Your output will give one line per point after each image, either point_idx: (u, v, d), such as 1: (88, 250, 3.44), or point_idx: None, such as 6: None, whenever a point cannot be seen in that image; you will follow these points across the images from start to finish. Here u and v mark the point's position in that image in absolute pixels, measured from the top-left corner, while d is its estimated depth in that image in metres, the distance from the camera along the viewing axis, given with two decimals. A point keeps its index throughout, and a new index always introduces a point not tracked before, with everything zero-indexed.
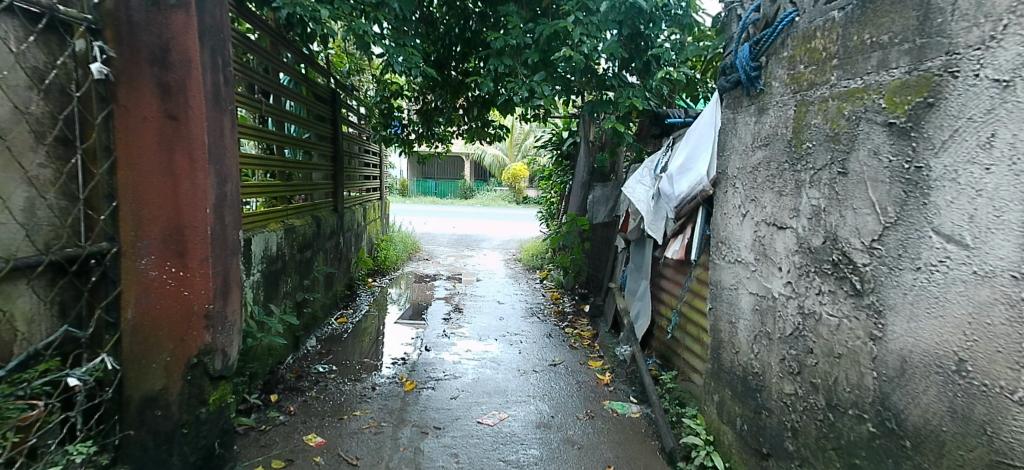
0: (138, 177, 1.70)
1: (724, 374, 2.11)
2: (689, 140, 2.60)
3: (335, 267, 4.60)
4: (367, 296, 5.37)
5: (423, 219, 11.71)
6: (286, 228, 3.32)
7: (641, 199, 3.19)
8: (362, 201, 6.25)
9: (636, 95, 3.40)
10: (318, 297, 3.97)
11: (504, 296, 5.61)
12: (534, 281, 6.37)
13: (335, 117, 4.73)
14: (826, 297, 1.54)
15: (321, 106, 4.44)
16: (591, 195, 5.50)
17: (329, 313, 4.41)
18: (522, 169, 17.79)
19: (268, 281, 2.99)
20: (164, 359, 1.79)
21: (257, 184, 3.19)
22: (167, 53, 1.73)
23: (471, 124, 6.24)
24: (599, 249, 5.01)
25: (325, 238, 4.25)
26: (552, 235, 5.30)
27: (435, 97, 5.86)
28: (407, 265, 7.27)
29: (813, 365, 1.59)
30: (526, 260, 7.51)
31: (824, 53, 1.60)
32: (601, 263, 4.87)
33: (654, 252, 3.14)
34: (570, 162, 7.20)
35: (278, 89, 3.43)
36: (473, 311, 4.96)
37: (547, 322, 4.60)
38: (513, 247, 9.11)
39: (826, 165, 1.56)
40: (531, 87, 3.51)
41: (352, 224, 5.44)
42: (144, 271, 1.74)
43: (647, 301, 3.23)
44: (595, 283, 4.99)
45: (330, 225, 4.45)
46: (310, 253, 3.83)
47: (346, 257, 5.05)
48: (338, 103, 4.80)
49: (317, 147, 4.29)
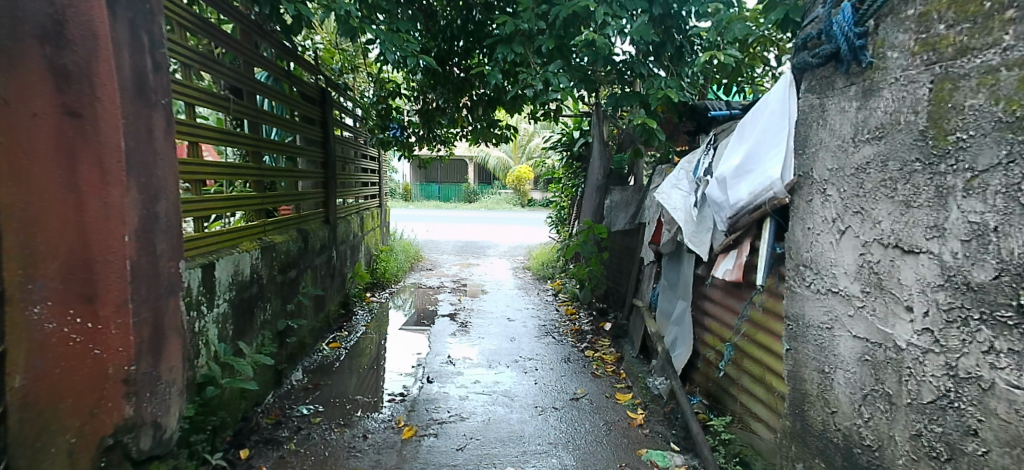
0: (26, 197, 1.22)
1: (812, 439, 1.63)
2: (745, 135, 2.12)
3: (327, 284, 4.14)
4: (364, 314, 4.90)
5: (427, 225, 11.25)
6: (265, 246, 2.86)
7: (679, 206, 2.71)
8: (359, 209, 5.79)
9: (669, 85, 2.87)
10: (305, 321, 3.50)
11: (515, 312, 5.13)
12: (546, 293, 5.88)
13: (326, 119, 4.27)
14: (1011, 360, 1.05)
15: (309, 106, 3.98)
16: (608, 201, 5.01)
17: (320, 337, 3.95)
18: (527, 172, 17.34)
19: (240, 311, 2.53)
20: (67, 441, 1.32)
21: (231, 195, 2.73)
22: (63, 25, 1.23)
23: (475, 125, 5.77)
24: (621, 260, 4.51)
25: (314, 253, 3.79)
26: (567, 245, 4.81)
27: (436, 96, 5.40)
28: (409, 277, 6.80)
29: (986, 456, 1.11)
30: (535, 269, 7.02)
31: (988, 3, 1.12)
32: (623, 276, 4.38)
33: (696, 269, 2.66)
34: (582, 164, 6.72)
35: (255, 86, 2.96)
36: (481, 330, 4.47)
37: (564, 343, 4.11)
38: (521, 255, 8.63)
39: (1001, 164, 1.08)
40: (546, 78, 3.03)
41: (348, 235, 4.98)
42: (38, 324, 1.26)
43: (687, 327, 2.74)
44: (616, 298, 4.50)
45: (321, 239, 3.99)
46: (296, 272, 3.37)
47: (340, 273, 4.59)
48: (329, 102, 4.34)
49: (304, 152, 3.83)
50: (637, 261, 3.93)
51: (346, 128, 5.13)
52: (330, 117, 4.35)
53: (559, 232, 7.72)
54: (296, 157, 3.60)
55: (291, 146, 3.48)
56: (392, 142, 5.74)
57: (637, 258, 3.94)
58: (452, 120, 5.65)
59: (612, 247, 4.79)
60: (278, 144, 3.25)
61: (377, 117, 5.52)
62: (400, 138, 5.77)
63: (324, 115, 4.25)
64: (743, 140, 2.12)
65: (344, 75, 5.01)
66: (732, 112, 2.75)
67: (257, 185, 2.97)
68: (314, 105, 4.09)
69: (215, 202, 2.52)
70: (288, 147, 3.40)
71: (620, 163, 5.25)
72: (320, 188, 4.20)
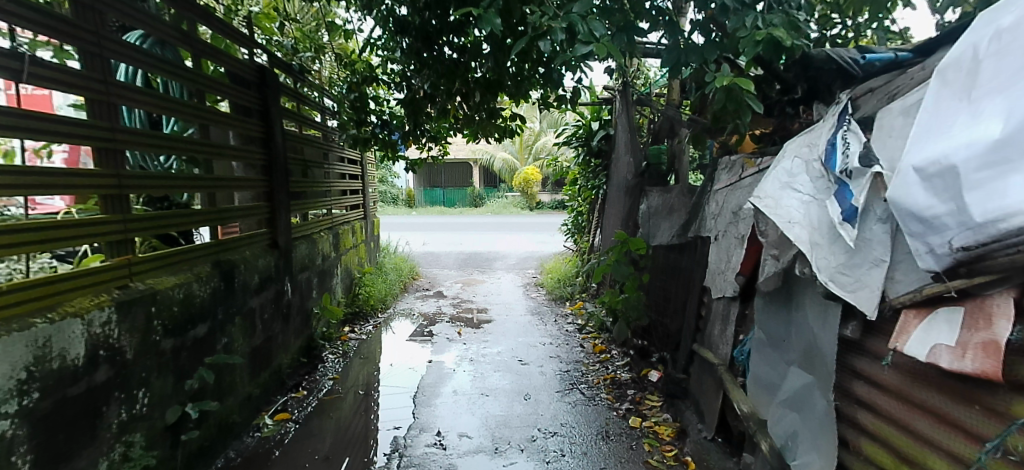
0: None
1: None
2: (995, 80, 1.09)
3: (275, 329, 3.09)
4: (336, 359, 3.84)
5: (425, 235, 10.19)
6: (135, 299, 1.79)
7: (801, 220, 1.62)
8: (334, 224, 4.74)
9: (774, 21, 1.78)
10: (228, 394, 2.44)
11: (528, 350, 4.03)
12: (567, 322, 4.77)
13: (270, 108, 3.21)
14: None
15: (242, 91, 2.93)
16: (646, 206, 3.92)
17: (264, 405, 2.89)
18: (534, 174, 16.33)
19: (62, 421, 1.49)
20: None
21: (77, 221, 1.65)
22: None
23: (472, 117, 4.70)
24: (668, 285, 3.41)
25: (249, 292, 2.73)
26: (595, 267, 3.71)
27: (422, 81, 4.35)
28: (400, 302, 5.74)
29: None
30: (549, 288, 5.92)
31: None
32: (673, 307, 3.27)
33: (846, 332, 1.56)
34: (601, 161, 5.65)
35: (114, 49, 1.87)
36: (484, 383, 3.37)
37: (597, 405, 3.00)
38: (533, 268, 7.52)
39: None
40: (570, 22, 1.97)
41: (314, 259, 3.93)
42: None
43: (826, 424, 1.64)
44: (664, 337, 3.39)
45: (264, 270, 2.93)
46: (212, 324, 2.30)
47: (300, 310, 3.53)
48: (275, 87, 3.28)
49: (229, 153, 2.77)
50: (701, 290, 2.84)
51: (308, 124, 4.09)
52: (277, 107, 3.30)
53: (576, 241, 6.64)
54: (214, 158, 2.54)
55: (203, 144, 2.41)
56: (372, 140, 4.68)
57: (700, 286, 2.84)
58: (443, 112, 4.59)
59: (654, 267, 3.67)
60: (173, 140, 2.17)
61: (350, 109, 4.47)
62: (381, 136, 4.71)
63: (269, 103, 3.20)
64: (987, 91, 1.10)
65: (303, 55, 3.97)
66: (896, 53, 1.71)
67: (117, 202, 1.83)
68: (250, 90, 3.04)
69: (11, 235, 1.46)
70: (195, 145, 2.34)
71: (657, 157, 4.15)
72: (264, 202, 3.15)
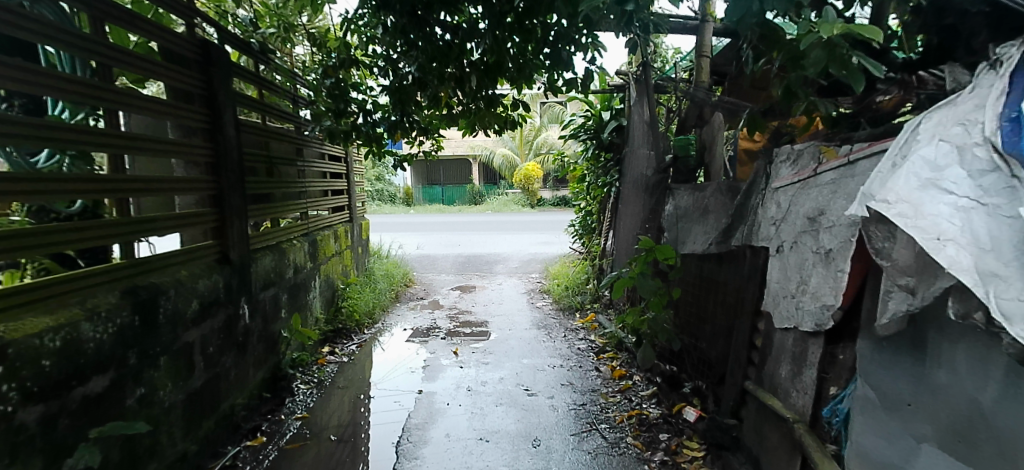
0: None
1: None
2: None
3: (226, 363, 2.53)
4: (310, 389, 3.28)
5: (421, 236, 9.63)
6: None
7: (961, 235, 1.08)
8: (308, 230, 4.17)
9: None
10: (147, 461, 1.87)
11: (536, 377, 3.47)
12: (578, 338, 4.22)
13: (216, 92, 2.61)
14: None
15: (176, 70, 2.35)
16: (672, 207, 3.34)
17: (208, 460, 2.32)
18: (535, 170, 15.80)
19: None
20: None
21: None
22: None
23: (468, 107, 4.12)
24: (705, 301, 2.84)
25: (185, 323, 2.16)
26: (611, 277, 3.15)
27: (408, 63, 3.76)
28: (391, 314, 5.19)
29: None
30: (556, 297, 5.34)
31: None
32: (714, 329, 2.70)
33: None
34: (613, 155, 5.09)
35: None
36: (483, 422, 2.80)
37: (623, 454, 2.42)
38: (537, 273, 6.94)
39: None
40: None
41: (281, 273, 3.36)
42: None
43: None
44: (701, 364, 2.82)
45: (208, 292, 2.36)
46: (122, 373, 1.75)
47: (260, 335, 2.97)
48: (225, 67, 2.70)
49: (152, 148, 2.19)
50: (755, 314, 2.27)
51: (274, 115, 3.52)
52: (229, 92, 2.72)
53: (584, 244, 6.08)
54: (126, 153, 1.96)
55: (103, 133, 1.84)
56: (353, 133, 4.10)
57: (755, 308, 2.27)
58: (434, 101, 4.01)
59: (684, 279, 3.10)
60: (41, 129, 1.60)
61: (328, 97, 3.89)
62: (364, 128, 4.13)
63: (217, 87, 2.61)
64: None
65: (263, 32, 3.39)
66: None
67: None
68: (190, 70, 2.47)
69: None
70: (89, 134, 1.77)
71: (685, 147, 3.47)
72: (211, 208, 2.58)
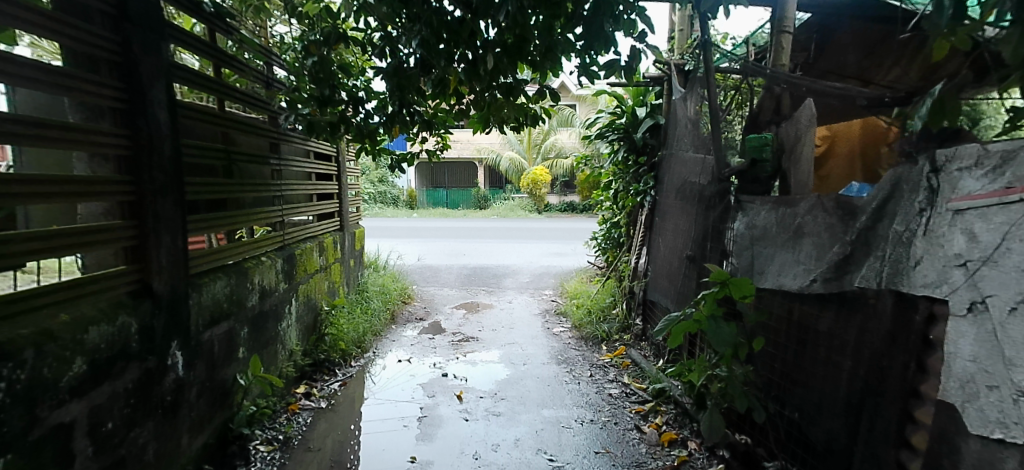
0: None
1: None
2: None
3: (138, 440, 1.82)
4: (271, 451, 2.57)
5: (422, 243, 8.94)
6: None
7: None
8: (284, 243, 3.45)
9: None
10: None
11: (561, 437, 2.74)
12: (609, 380, 3.51)
13: (138, 60, 1.88)
14: None
15: (71, 23, 1.63)
16: (742, 226, 2.60)
17: None
18: (544, 174, 15.12)
19: None
20: None
21: None
22: None
23: (479, 97, 3.37)
24: (804, 359, 2.14)
25: (56, 396, 1.46)
26: (654, 331, 2.36)
27: (409, 39, 3.02)
28: (385, 339, 4.48)
29: None
30: (577, 323, 4.59)
31: None
32: (822, 399, 2.01)
33: None
34: (648, 159, 4.36)
35: None
36: None
37: None
38: (550, 290, 6.18)
39: None
40: None
41: (241, 300, 2.64)
42: None
43: None
44: (794, 443, 2.13)
45: (104, 345, 1.64)
46: None
47: (203, 388, 2.26)
48: (153, 26, 1.95)
49: (3, 131, 1.45)
50: (909, 395, 1.62)
51: (239, 100, 2.79)
52: (160, 62, 1.99)
53: (608, 260, 5.36)
54: None
55: None
56: (340, 126, 3.35)
57: (912, 386, 1.62)
58: (439, 87, 3.26)
59: (767, 324, 2.37)
60: None
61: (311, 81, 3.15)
62: (355, 121, 3.40)
63: (139, 54, 1.88)
64: None
65: None
66: None
67: None
68: (95, 25, 1.73)
69: None
70: None
71: (759, 149, 2.66)
72: (131, 219, 1.85)
